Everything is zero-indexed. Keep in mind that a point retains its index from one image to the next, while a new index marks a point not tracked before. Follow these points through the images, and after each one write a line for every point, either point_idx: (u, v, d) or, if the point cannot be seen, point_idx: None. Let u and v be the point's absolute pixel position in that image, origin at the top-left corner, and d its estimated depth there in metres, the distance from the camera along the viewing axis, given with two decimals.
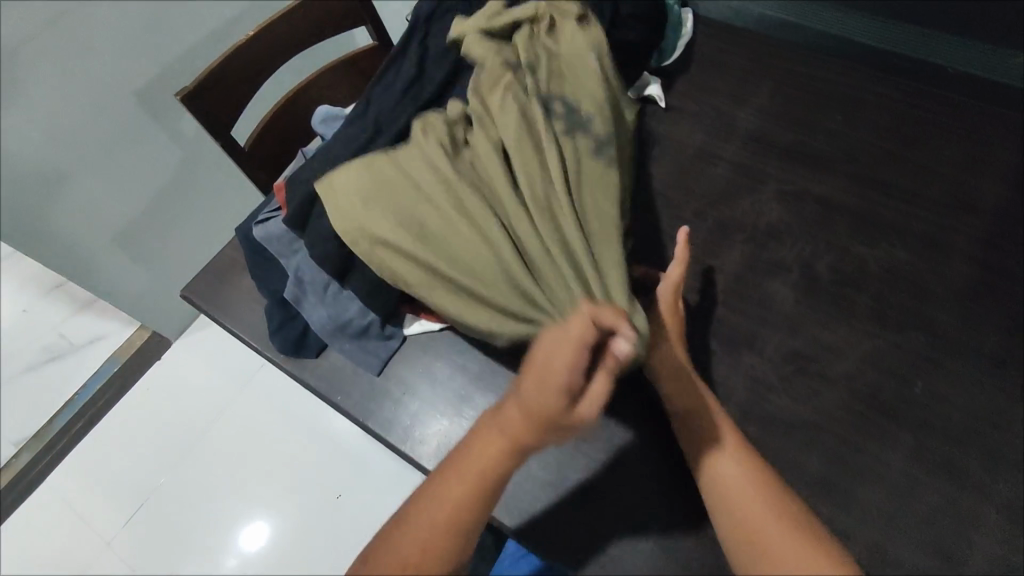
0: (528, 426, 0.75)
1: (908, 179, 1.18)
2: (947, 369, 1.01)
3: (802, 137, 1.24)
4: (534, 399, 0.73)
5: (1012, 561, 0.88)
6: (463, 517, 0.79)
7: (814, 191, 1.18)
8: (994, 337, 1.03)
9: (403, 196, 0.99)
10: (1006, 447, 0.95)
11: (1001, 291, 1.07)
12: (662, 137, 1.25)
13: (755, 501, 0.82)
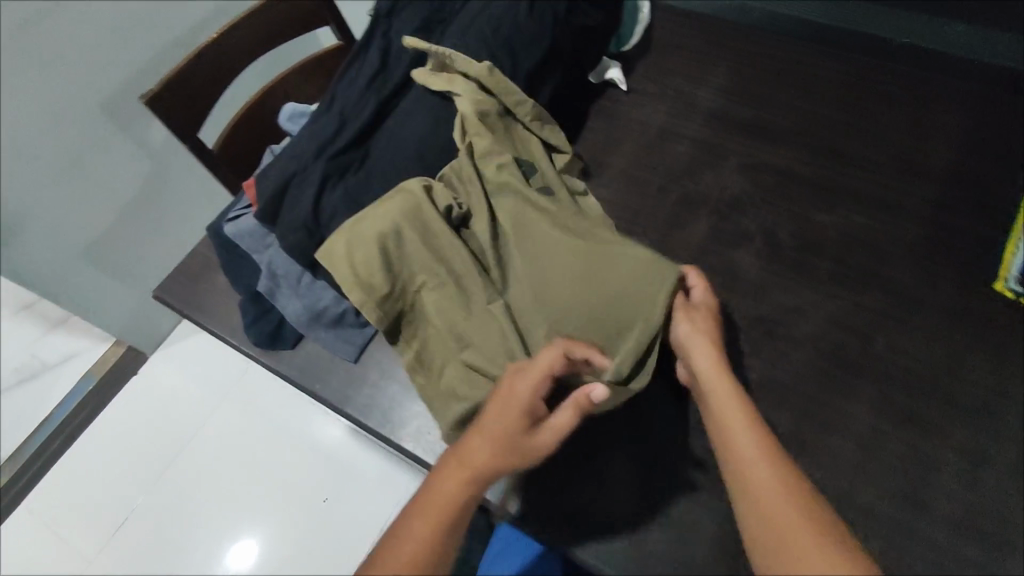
0: (500, 457, 0.81)
1: (862, 147, 1.22)
2: (904, 324, 1.06)
3: (760, 113, 1.28)
4: (509, 419, 0.83)
5: (974, 499, 0.93)
6: (432, 556, 0.74)
7: (774, 163, 1.22)
8: (948, 291, 1.08)
9: (416, 271, 1.04)
10: (963, 394, 1.00)
11: (954, 248, 1.12)
12: (626, 120, 1.30)
13: (760, 469, 0.75)
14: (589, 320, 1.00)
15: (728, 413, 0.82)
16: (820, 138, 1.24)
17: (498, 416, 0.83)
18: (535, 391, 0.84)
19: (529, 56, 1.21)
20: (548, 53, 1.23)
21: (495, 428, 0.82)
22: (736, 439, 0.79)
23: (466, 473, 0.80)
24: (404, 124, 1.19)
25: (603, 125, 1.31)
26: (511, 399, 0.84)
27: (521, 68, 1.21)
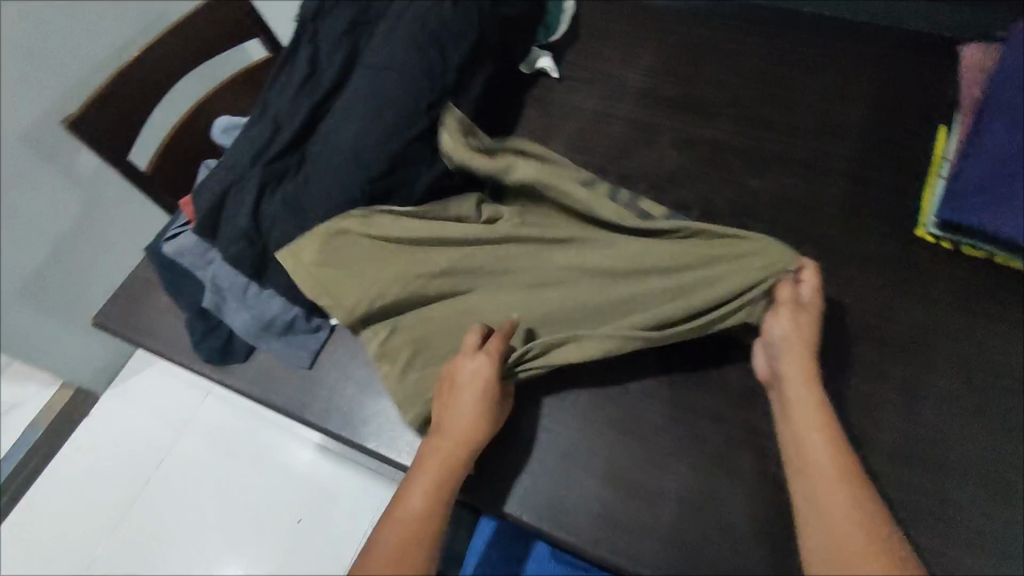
0: (473, 433, 0.98)
1: (786, 113, 1.28)
2: (837, 275, 1.12)
3: (688, 88, 1.32)
4: (470, 400, 0.99)
5: (916, 430, 0.99)
6: (431, 507, 0.94)
7: (705, 135, 1.27)
8: (874, 240, 1.15)
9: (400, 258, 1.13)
10: (895, 333, 1.07)
11: (876, 199, 1.19)
12: (560, 106, 1.33)
13: (838, 484, 0.87)
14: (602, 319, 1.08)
15: (816, 434, 0.91)
16: (748, 108, 1.29)
17: (459, 400, 1.00)
18: (482, 370, 1.00)
19: (458, 51, 1.23)
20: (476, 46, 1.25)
21: (464, 412, 0.99)
22: (813, 455, 0.90)
23: (453, 451, 0.97)
24: (336, 125, 1.20)
25: (539, 113, 1.34)
26: (464, 384, 1.01)
27: (450, 63, 1.22)
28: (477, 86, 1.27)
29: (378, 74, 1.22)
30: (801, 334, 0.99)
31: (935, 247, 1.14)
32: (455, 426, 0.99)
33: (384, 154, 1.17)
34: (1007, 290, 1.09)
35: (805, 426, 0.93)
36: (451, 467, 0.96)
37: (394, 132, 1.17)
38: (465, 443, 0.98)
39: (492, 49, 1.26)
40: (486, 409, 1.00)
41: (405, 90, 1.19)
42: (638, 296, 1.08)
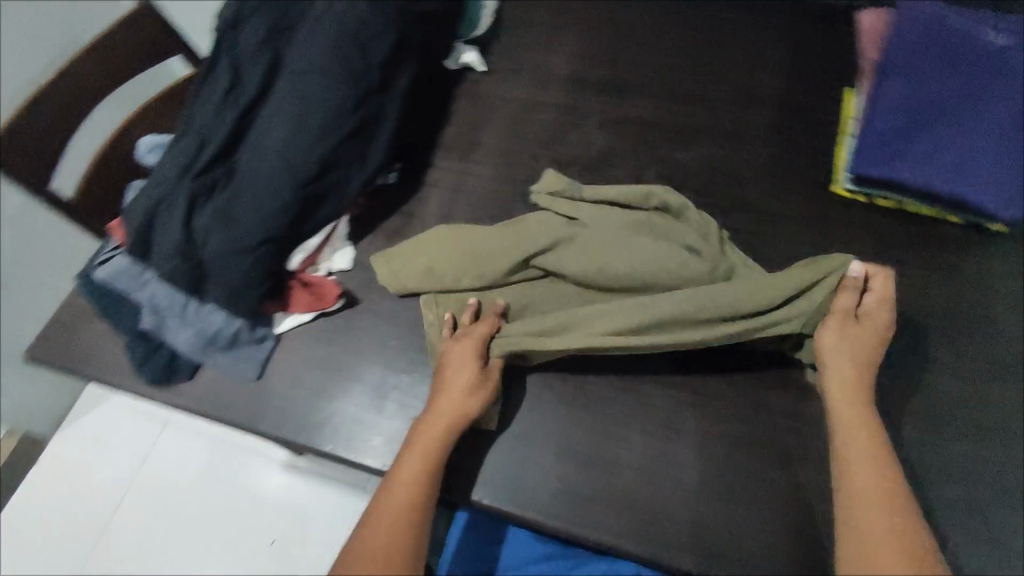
0: (460, 420, 1.03)
1: (704, 87, 1.36)
2: (761, 236, 1.22)
3: (611, 72, 1.39)
4: (459, 382, 1.06)
5: None
6: (416, 493, 1.00)
7: (631, 115, 1.34)
8: (790, 200, 1.25)
9: (489, 264, 1.16)
10: None
11: (790, 162, 1.28)
12: (490, 99, 1.39)
13: (870, 466, 0.95)
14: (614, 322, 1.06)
15: (856, 449, 0.97)
16: (668, 86, 1.37)
17: (448, 384, 1.06)
18: (467, 354, 1.08)
19: (380, 49, 1.25)
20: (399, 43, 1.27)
21: (453, 394, 1.05)
22: (854, 446, 0.97)
23: (443, 432, 1.03)
24: (258, 134, 1.20)
25: (469, 106, 1.38)
26: (452, 368, 1.07)
27: (374, 62, 1.25)
28: (401, 82, 1.29)
29: (302, 78, 1.23)
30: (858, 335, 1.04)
31: (842, 201, 1.25)
32: (444, 408, 1.04)
33: (315, 159, 1.19)
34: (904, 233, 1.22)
35: (848, 419, 1.00)
36: (439, 447, 1.03)
37: (324, 136, 1.20)
38: (453, 424, 1.03)
39: (415, 42, 1.27)
40: (473, 391, 1.05)
41: (328, 94, 1.21)
42: (688, 295, 1.05)
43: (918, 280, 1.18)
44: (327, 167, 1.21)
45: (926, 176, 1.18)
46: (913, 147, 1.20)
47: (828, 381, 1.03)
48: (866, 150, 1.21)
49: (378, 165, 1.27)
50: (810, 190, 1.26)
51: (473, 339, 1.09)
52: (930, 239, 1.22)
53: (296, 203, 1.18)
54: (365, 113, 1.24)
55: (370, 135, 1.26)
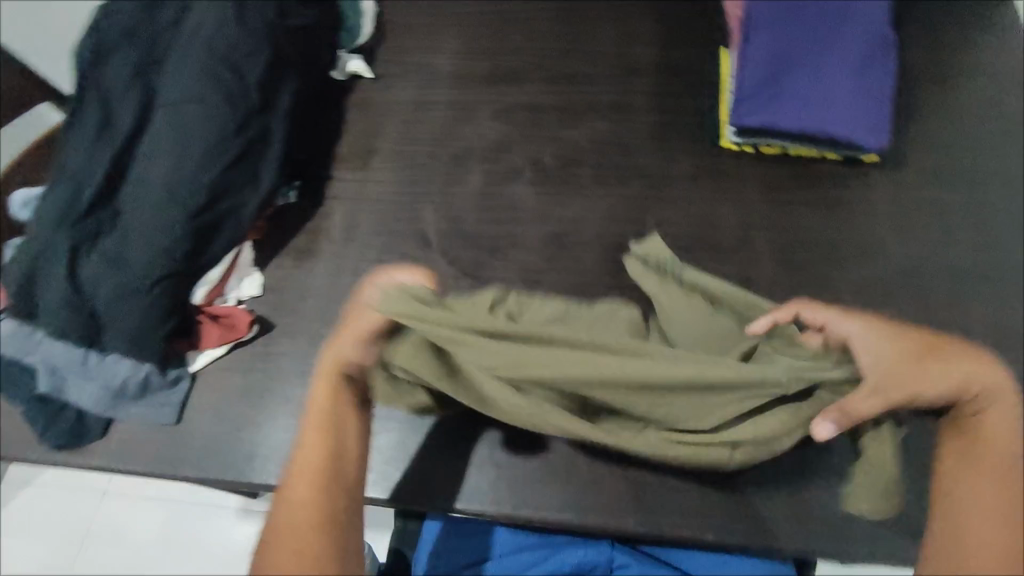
0: (322, 450, 0.59)
1: (665, 58, 0.93)
2: (755, 282, 0.77)
3: (526, 38, 0.97)
4: (313, 411, 0.61)
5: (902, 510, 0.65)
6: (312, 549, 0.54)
7: (555, 103, 0.92)
8: (805, 217, 0.79)
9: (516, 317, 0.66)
10: None
11: (807, 150, 0.81)
12: (356, 86, 0.97)
13: (999, 498, 0.55)
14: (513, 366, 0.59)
15: None
16: (608, 56, 0.94)
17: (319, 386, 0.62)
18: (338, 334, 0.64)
19: (223, 41, 0.80)
20: (226, 28, 0.81)
21: (308, 436, 0.60)
22: (973, 473, 0.56)
23: (309, 523, 0.56)
24: (105, 157, 0.77)
25: (367, 111, 0.96)
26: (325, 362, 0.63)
27: (219, 60, 0.80)
28: (256, 79, 0.81)
29: (184, 72, 0.79)
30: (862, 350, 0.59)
31: (918, 224, 0.77)
32: (302, 458, 0.59)
33: (172, 193, 0.74)
34: (1011, 282, 0.74)
35: (990, 446, 0.57)
36: (319, 524, 0.56)
37: (190, 160, 0.76)
38: (327, 478, 0.58)
39: (257, 33, 0.82)
40: (334, 440, 0.60)
41: (209, 115, 0.77)
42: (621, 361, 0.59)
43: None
44: (224, 199, 0.77)
45: (852, 134, 0.76)
46: (816, 106, 0.77)
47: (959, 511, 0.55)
48: (751, 108, 0.78)
49: (275, 191, 0.81)
50: (864, 207, 0.79)
51: (355, 313, 0.63)
52: None
53: (188, 242, 0.74)
54: (248, 131, 0.79)
55: (260, 159, 0.80)
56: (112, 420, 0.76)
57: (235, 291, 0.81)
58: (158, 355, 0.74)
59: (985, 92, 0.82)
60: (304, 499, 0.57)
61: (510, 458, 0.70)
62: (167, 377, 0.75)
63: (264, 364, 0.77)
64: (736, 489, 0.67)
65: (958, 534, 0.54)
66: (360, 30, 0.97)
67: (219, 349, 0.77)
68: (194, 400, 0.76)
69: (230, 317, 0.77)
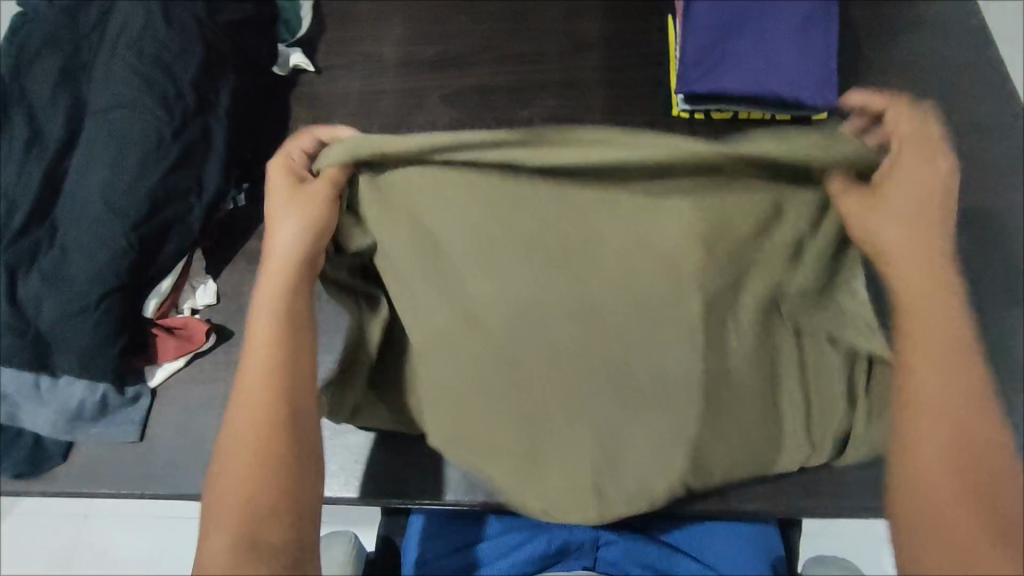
0: (274, 328, 0.56)
1: (613, 30, 0.92)
2: None
3: (472, 19, 0.95)
4: (264, 302, 0.57)
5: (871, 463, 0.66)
6: (275, 438, 0.53)
7: (505, 84, 0.91)
8: None
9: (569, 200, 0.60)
10: None
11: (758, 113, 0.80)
12: (300, 81, 0.95)
13: (951, 420, 0.49)
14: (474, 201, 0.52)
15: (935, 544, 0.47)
16: (556, 32, 0.93)
17: (271, 267, 0.57)
18: (286, 190, 0.57)
19: (153, 44, 0.77)
20: (155, 28, 0.78)
21: (257, 333, 0.56)
22: (923, 390, 0.50)
23: (257, 429, 0.53)
24: (38, 170, 0.75)
25: (314, 106, 0.93)
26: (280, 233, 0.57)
27: (148, 63, 0.76)
28: (189, 79, 0.77)
29: (114, 79, 0.76)
30: (921, 199, 0.51)
31: None
32: (252, 358, 0.56)
33: (110, 205, 0.72)
34: (961, 228, 0.75)
35: (940, 358, 0.50)
36: (277, 412, 0.54)
37: (127, 169, 0.73)
38: (276, 376, 0.55)
39: (188, 31, 0.79)
40: (284, 334, 0.56)
41: (143, 121, 0.75)
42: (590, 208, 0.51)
43: (983, 312, 0.72)
44: (167, 208, 0.74)
45: (800, 93, 0.76)
46: (760, 69, 0.77)
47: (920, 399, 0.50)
48: (697, 77, 0.77)
49: (221, 197, 0.79)
50: None
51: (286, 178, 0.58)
52: (994, 232, 0.75)
53: (132, 254, 0.71)
54: (186, 135, 0.76)
55: (202, 164, 0.77)
56: (73, 443, 0.73)
57: (189, 300, 0.78)
58: (113, 374, 0.71)
59: (926, 43, 0.83)
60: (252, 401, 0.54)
61: None
62: (126, 396, 0.73)
63: (227, 373, 0.75)
64: None
65: (919, 477, 0.48)
66: (301, 15, 0.96)
67: (178, 362, 0.75)
68: (157, 415, 0.74)
69: (187, 328, 0.75)
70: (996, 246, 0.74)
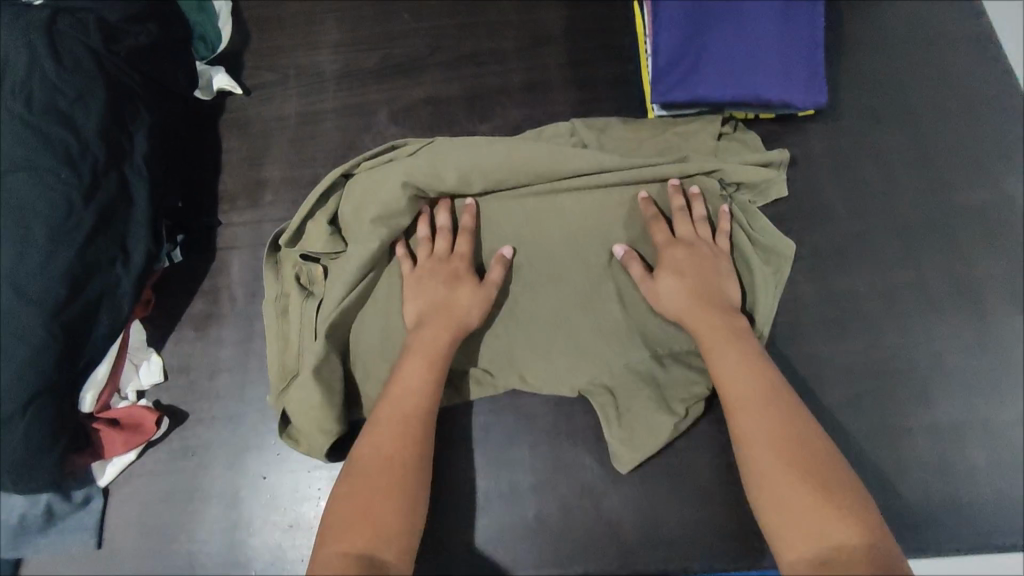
0: (422, 379, 0.60)
1: (576, 20, 0.83)
2: None
3: (416, 17, 0.84)
4: (421, 350, 0.61)
5: (893, 493, 0.62)
6: (399, 471, 0.55)
7: (460, 92, 0.82)
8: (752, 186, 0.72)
9: (554, 165, 0.66)
10: (819, 340, 0.66)
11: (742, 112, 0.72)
12: (228, 106, 0.83)
13: (764, 425, 0.54)
14: (432, 168, 0.66)
15: (827, 525, 0.48)
16: (512, 25, 0.83)
17: (434, 327, 0.62)
18: (464, 276, 0.64)
19: (43, 88, 0.65)
20: (40, 68, 0.65)
21: (402, 381, 0.60)
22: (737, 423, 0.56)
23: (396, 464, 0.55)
24: None
25: (247, 134, 0.82)
26: (454, 294, 0.63)
27: (41, 112, 0.64)
28: (94, 129, 0.66)
29: None
30: (689, 267, 0.63)
31: (865, 177, 0.72)
32: (396, 398, 0.59)
33: (20, 292, 0.60)
34: (966, 226, 0.69)
35: (735, 386, 0.57)
36: (409, 446, 0.57)
37: (34, 247, 0.61)
38: (422, 413, 0.59)
39: (84, 68, 0.67)
40: (437, 379, 0.60)
41: (45, 185, 0.63)
42: (524, 153, 0.66)
43: (999, 318, 0.66)
44: (92, 284, 0.64)
45: (786, 95, 0.69)
46: (742, 69, 0.69)
47: (738, 404, 0.56)
48: (673, 82, 0.69)
49: (151, 261, 0.69)
50: (808, 167, 0.73)
51: (440, 248, 0.66)
52: (1002, 229, 0.69)
53: (59, 345, 0.61)
54: (100, 196, 0.65)
55: (125, 227, 0.67)
56: (21, 559, 0.66)
57: (131, 381, 0.70)
58: (53, 483, 0.62)
59: (913, 19, 0.76)
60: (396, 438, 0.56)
61: (474, 512, 0.64)
62: (74, 501, 0.65)
63: (187, 463, 0.68)
64: (717, 506, 0.63)
65: (764, 482, 0.52)
66: (219, 27, 0.83)
67: (128, 455, 0.67)
68: (113, 516, 0.67)
69: (131, 415, 0.67)
70: (1006, 243, 0.69)
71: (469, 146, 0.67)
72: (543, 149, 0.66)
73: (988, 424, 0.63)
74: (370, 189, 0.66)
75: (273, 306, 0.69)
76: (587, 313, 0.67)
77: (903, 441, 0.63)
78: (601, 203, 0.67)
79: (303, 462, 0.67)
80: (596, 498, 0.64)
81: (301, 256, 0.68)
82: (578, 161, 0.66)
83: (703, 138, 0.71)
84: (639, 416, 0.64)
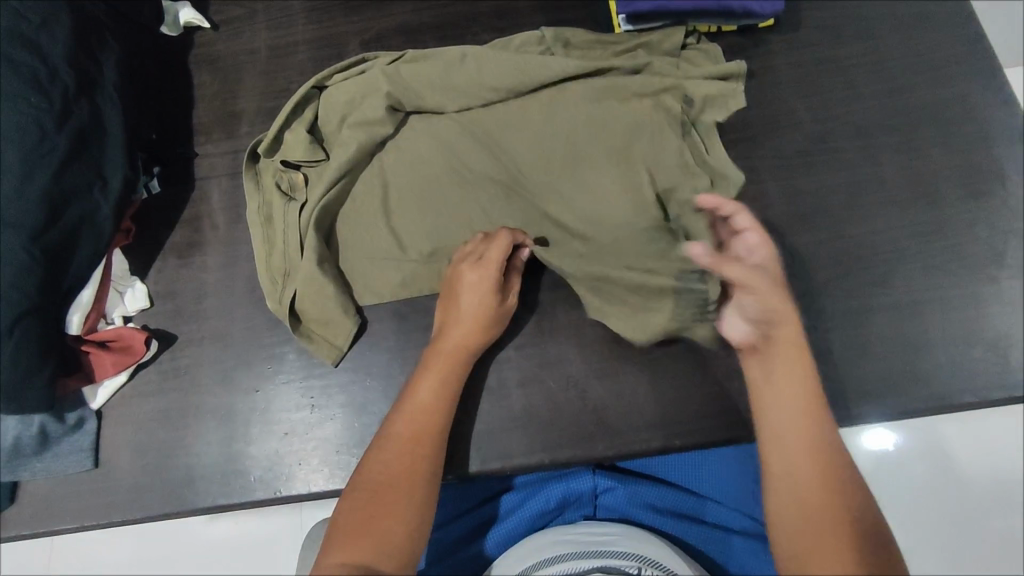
0: (441, 386, 0.61)
1: None
2: None
3: None
4: (442, 356, 0.62)
5: (858, 367, 0.66)
6: (414, 482, 0.55)
7: (430, 19, 0.82)
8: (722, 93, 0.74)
9: (509, 73, 0.72)
10: (788, 232, 0.70)
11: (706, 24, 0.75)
12: (196, 42, 0.83)
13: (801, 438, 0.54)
14: (399, 80, 0.72)
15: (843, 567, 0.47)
16: None
17: (452, 336, 0.63)
18: (497, 287, 0.64)
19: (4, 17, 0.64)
20: None
21: (423, 388, 0.60)
22: (768, 449, 0.55)
23: (406, 472, 0.55)
24: None
25: (218, 69, 0.82)
26: (464, 303, 0.64)
27: (8, 39, 0.63)
28: (62, 55, 0.65)
29: None
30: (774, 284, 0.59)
31: (826, 82, 0.75)
32: (419, 399, 0.60)
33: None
34: (920, 124, 0.73)
35: (789, 415, 0.55)
36: (426, 452, 0.57)
37: (9, 173, 0.61)
38: (433, 428, 0.59)
39: None
40: (453, 391, 0.61)
41: (15, 111, 0.62)
42: (484, 62, 0.72)
43: (955, 206, 0.70)
44: (69, 211, 0.64)
45: (748, 3, 0.73)
46: None
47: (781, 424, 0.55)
48: None
49: (130, 186, 0.68)
50: (770, 73, 0.76)
51: (476, 255, 0.65)
52: (955, 125, 0.73)
53: (43, 268, 0.61)
54: (72, 120, 0.65)
55: (100, 152, 0.67)
56: (17, 483, 0.67)
57: (117, 308, 0.70)
58: (48, 404, 0.63)
59: None
60: (403, 444, 0.57)
61: (463, 410, 0.67)
62: (67, 423, 0.66)
63: (178, 382, 0.69)
64: (696, 389, 0.66)
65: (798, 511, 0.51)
66: None
67: (119, 377, 0.68)
68: (108, 436, 0.68)
69: (121, 338, 0.68)
70: (961, 138, 0.72)
71: (434, 58, 0.73)
72: (501, 57, 0.72)
73: (948, 302, 0.68)
74: (349, 101, 0.73)
75: (256, 214, 0.73)
76: (553, 207, 0.71)
77: (868, 320, 0.67)
78: (559, 102, 0.73)
79: (295, 373, 0.69)
80: (580, 390, 0.67)
81: (282, 164, 0.72)
82: (533, 63, 0.72)
83: (658, 39, 0.74)
84: (610, 292, 0.67)
